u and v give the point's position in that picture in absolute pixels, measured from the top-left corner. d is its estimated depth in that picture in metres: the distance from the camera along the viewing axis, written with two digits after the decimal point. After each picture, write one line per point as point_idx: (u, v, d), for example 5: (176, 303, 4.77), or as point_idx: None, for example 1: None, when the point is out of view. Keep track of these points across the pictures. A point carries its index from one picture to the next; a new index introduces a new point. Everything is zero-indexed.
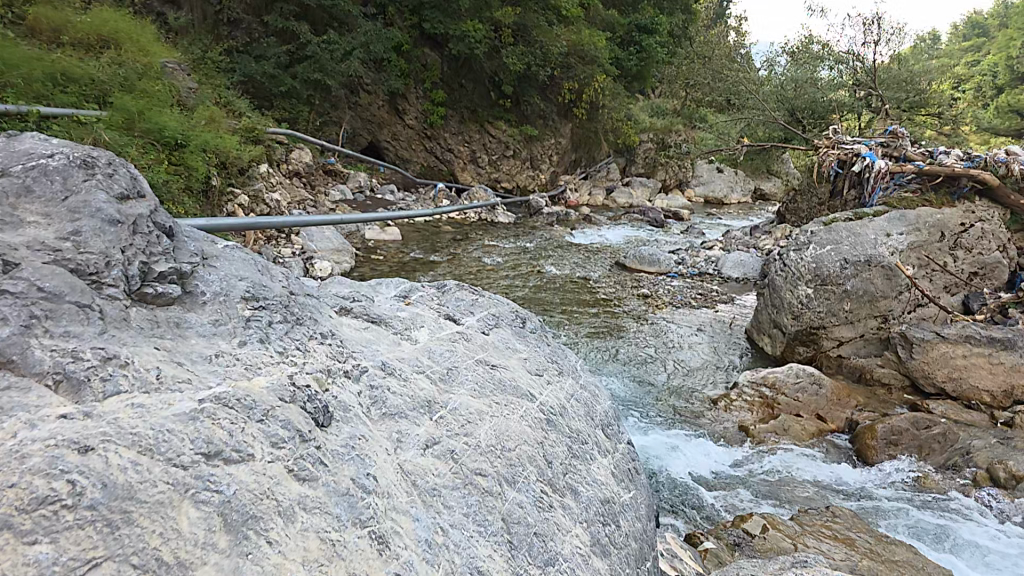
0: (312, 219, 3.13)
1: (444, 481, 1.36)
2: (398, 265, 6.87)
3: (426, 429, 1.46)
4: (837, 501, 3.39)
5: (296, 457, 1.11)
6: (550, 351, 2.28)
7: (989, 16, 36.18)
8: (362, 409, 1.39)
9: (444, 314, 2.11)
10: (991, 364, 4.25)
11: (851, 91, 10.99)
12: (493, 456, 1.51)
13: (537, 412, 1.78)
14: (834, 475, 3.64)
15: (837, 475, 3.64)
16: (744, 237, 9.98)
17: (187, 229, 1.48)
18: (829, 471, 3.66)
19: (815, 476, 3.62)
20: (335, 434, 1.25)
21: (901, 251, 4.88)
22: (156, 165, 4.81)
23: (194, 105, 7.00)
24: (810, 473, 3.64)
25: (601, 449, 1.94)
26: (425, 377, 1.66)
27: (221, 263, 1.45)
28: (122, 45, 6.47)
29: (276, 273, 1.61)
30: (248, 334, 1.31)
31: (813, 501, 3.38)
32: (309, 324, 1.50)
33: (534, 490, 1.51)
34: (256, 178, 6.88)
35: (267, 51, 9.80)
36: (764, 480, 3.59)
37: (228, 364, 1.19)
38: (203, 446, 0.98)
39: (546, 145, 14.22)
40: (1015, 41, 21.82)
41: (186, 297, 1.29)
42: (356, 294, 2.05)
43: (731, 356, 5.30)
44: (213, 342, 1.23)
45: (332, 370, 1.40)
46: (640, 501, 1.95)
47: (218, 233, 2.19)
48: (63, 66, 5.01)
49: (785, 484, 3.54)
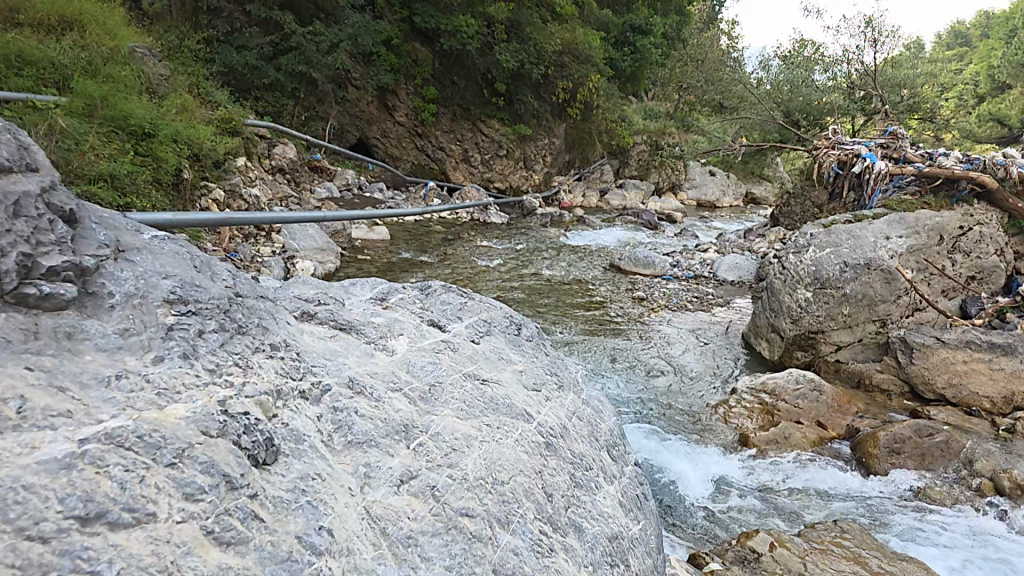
0: (297, 215, 2.80)
1: (422, 526, 1.09)
2: (383, 266, 6.55)
3: (402, 461, 1.20)
4: (784, 497, 3.31)
5: (217, 514, 0.83)
6: (548, 362, 2.01)
7: (971, 27, 36.82)
8: (321, 436, 1.14)
9: (427, 320, 1.84)
10: (992, 369, 4.08)
11: (845, 94, 10.78)
12: (483, 491, 1.24)
13: (534, 434, 1.51)
14: (808, 479, 3.46)
15: (813, 478, 3.47)
16: (738, 240, 9.82)
17: (99, 215, 1.21)
18: (804, 476, 3.48)
19: (789, 481, 3.45)
20: (281, 475, 0.98)
21: (900, 254, 4.65)
22: (121, 156, 4.56)
23: (167, 93, 6.69)
24: (787, 478, 3.47)
25: (607, 475, 1.66)
26: (403, 397, 1.39)
27: (140, 257, 1.17)
28: (87, 27, 6.16)
29: (217, 272, 1.34)
30: (167, 348, 1.04)
31: (762, 496, 3.31)
32: (256, 333, 1.24)
33: (531, 532, 1.24)
34: (231, 172, 6.53)
35: (249, 41, 9.59)
36: (758, 487, 3.39)
37: (135, 389, 0.93)
38: (78, 507, 0.71)
39: (540, 144, 13.79)
40: (996, 51, 22.21)
41: (88, 299, 1.02)
42: (324, 295, 1.77)
43: (731, 361, 5.04)
44: (116, 358, 0.96)
45: (283, 391, 1.14)
46: (651, 532, 1.68)
47: (190, 228, 1.93)
48: (18, 48, 4.81)
49: (761, 489, 3.38)
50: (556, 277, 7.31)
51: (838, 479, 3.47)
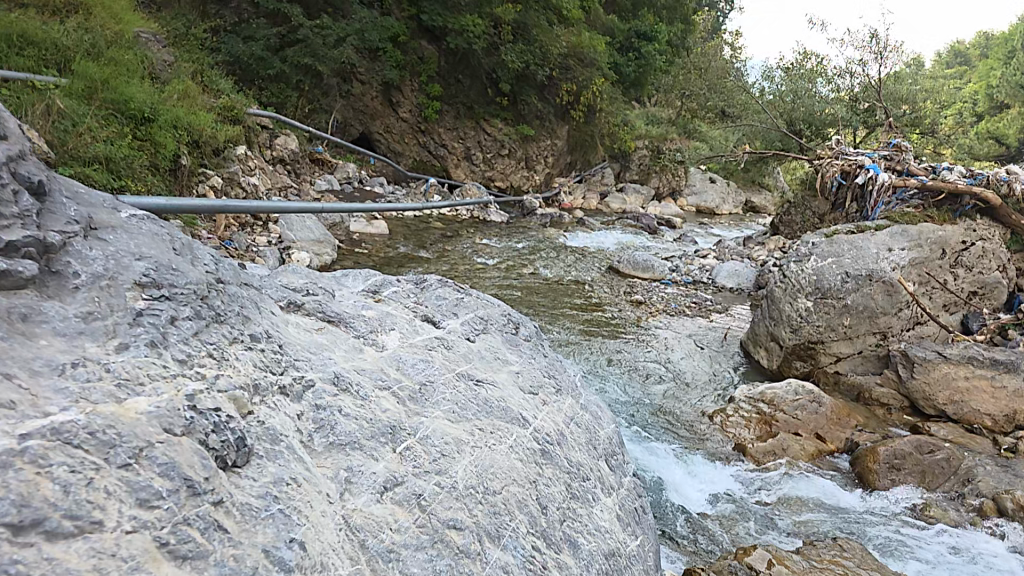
0: (290, 205, 2.68)
1: (404, 539, 1.02)
2: (380, 260, 6.48)
3: (388, 466, 1.13)
4: (763, 505, 3.26)
5: (175, 523, 0.75)
6: (546, 363, 1.92)
7: (972, 46, 37.00)
8: (300, 437, 1.07)
9: (421, 315, 1.75)
10: (994, 387, 4.00)
11: (848, 106, 10.69)
12: (473, 502, 1.17)
13: (530, 441, 1.43)
14: (793, 487, 3.41)
15: (798, 488, 3.41)
16: (736, 247, 9.72)
17: (70, 189, 1.14)
18: (788, 485, 3.42)
19: (773, 489, 3.39)
20: (252, 479, 0.91)
21: (903, 267, 4.57)
22: (118, 140, 4.43)
23: (170, 79, 6.55)
24: (772, 486, 3.41)
25: (605, 487, 1.58)
26: (390, 396, 1.31)
27: (114, 236, 1.10)
28: (92, 11, 6.10)
29: (199, 256, 1.26)
30: (134, 336, 0.96)
31: (742, 504, 3.26)
32: (234, 323, 1.17)
33: (523, 548, 1.17)
34: (231, 161, 6.36)
35: (256, 32, 9.60)
36: (748, 497, 3.32)
37: (92, 380, 0.84)
38: (10, 513, 0.62)
39: (542, 145, 13.57)
40: (994, 71, 22.25)
41: (50, 279, 0.94)
42: (313, 285, 1.68)
43: (729, 370, 4.96)
44: (75, 344, 0.88)
45: (260, 387, 1.07)
46: (649, 548, 1.59)
47: (182, 212, 1.84)
48: (21, 28, 4.73)
49: (745, 498, 3.32)
50: (554, 278, 7.23)
51: (837, 493, 3.38)
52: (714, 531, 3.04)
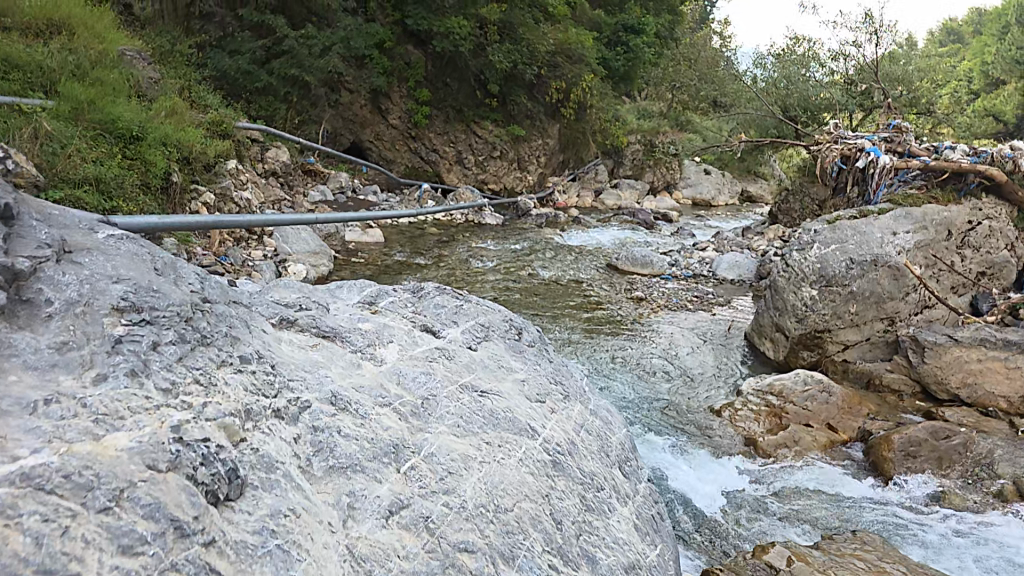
0: (282, 217, 2.62)
1: (413, 566, 0.98)
2: (378, 268, 6.46)
3: (392, 488, 1.08)
4: (774, 497, 3.20)
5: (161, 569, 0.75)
6: (553, 370, 1.86)
7: (964, 23, 36.75)
8: (298, 463, 1.03)
9: (420, 326, 1.69)
10: (1008, 368, 3.93)
11: (844, 89, 10.66)
12: (483, 521, 1.12)
13: (540, 453, 1.38)
14: (804, 479, 3.34)
15: (811, 480, 3.34)
16: (735, 238, 9.65)
17: (42, 209, 1.10)
18: (800, 477, 3.35)
19: (784, 481, 3.32)
20: (247, 513, 0.89)
21: (909, 250, 4.52)
22: (105, 160, 4.42)
23: (157, 96, 6.52)
24: (784, 479, 3.34)
25: (620, 495, 1.52)
26: (392, 413, 1.25)
27: (90, 258, 1.07)
28: (76, 31, 6.06)
29: (184, 275, 1.22)
30: (112, 366, 0.94)
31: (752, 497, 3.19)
32: (222, 344, 1.13)
33: (537, 567, 1.12)
34: (223, 175, 6.31)
35: (241, 46, 9.67)
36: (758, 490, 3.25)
37: (66, 418, 0.83)
38: None
39: (534, 144, 13.33)
40: (988, 47, 22.07)
41: (20, 308, 0.94)
42: (307, 300, 1.62)
43: (735, 363, 4.89)
44: (48, 379, 0.87)
45: (252, 412, 1.04)
46: (668, 556, 1.52)
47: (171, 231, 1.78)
48: (5, 52, 4.71)
49: (756, 491, 3.25)
50: (552, 278, 7.17)
51: (852, 484, 3.31)
52: (728, 528, 2.94)
